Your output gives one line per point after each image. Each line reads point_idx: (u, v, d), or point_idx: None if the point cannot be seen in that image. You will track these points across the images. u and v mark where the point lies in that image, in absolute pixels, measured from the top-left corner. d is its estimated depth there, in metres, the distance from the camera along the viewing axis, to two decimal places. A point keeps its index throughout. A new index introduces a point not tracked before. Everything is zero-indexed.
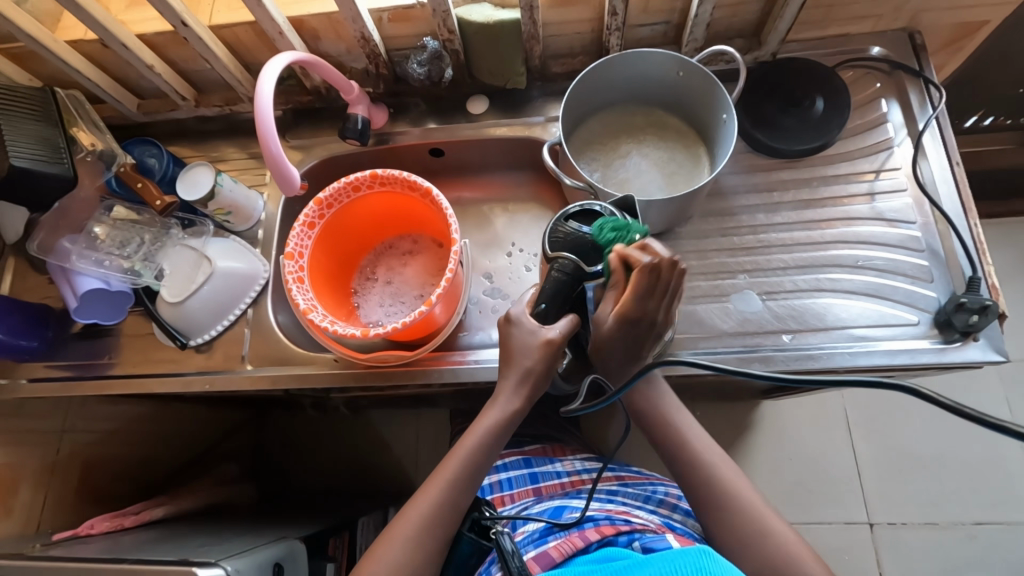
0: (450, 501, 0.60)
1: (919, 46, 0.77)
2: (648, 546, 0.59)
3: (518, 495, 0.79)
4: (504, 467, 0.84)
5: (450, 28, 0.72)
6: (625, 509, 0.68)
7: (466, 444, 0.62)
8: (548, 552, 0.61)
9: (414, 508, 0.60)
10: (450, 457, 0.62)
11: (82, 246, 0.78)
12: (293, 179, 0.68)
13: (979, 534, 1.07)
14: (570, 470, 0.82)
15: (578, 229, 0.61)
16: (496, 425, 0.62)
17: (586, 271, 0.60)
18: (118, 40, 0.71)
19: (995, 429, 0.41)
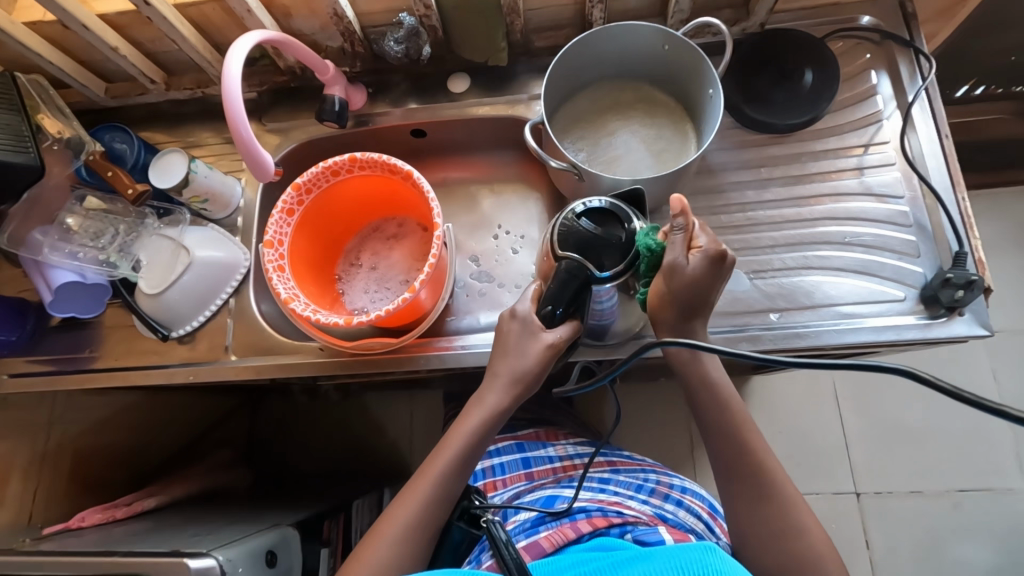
0: (436, 505, 0.60)
1: (910, 14, 0.75)
2: (641, 539, 0.59)
3: (510, 481, 0.80)
4: (497, 453, 0.84)
5: (426, 3, 0.69)
6: (618, 499, 0.69)
7: (449, 444, 0.62)
8: (539, 542, 0.62)
9: (399, 510, 0.59)
10: (437, 459, 0.62)
11: (55, 238, 0.76)
12: (268, 165, 0.66)
13: (963, 500, 1.09)
14: (561, 454, 0.83)
15: (584, 225, 0.56)
16: (483, 429, 0.62)
17: (593, 273, 0.55)
18: (78, 20, 0.68)
19: (994, 413, 0.40)
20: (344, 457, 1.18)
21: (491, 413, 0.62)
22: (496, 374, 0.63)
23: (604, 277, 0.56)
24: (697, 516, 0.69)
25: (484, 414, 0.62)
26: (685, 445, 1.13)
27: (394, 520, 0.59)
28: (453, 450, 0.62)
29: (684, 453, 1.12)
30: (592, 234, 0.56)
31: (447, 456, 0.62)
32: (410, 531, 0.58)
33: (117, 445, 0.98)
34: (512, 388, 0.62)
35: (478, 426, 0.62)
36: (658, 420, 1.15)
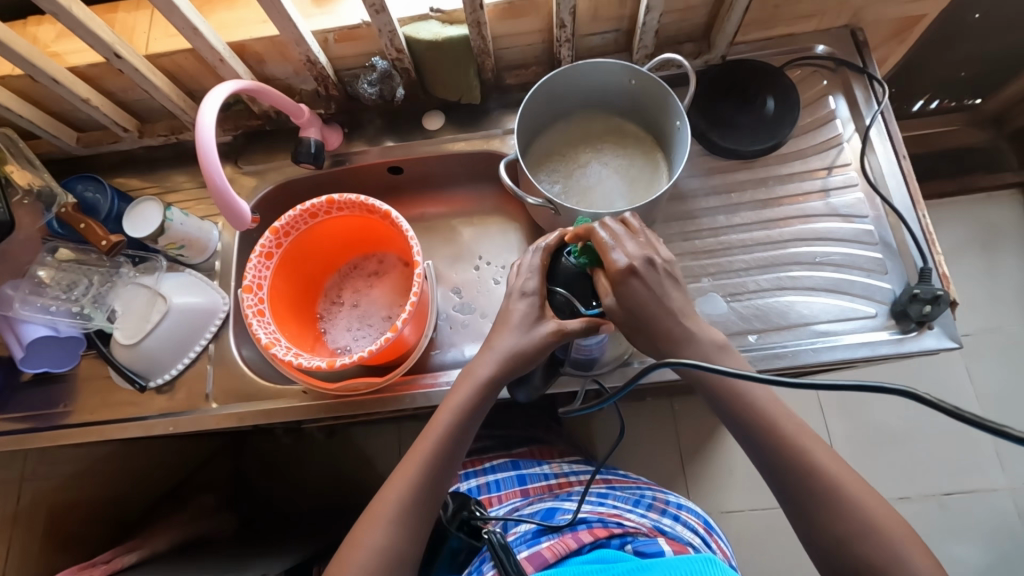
0: (403, 528, 0.55)
1: (861, 42, 0.79)
2: (641, 550, 0.60)
3: (506, 497, 0.79)
4: (494, 469, 0.84)
5: (398, 47, 0.71)
6: (617, 511, 0.69)
7: (427, 438, 0.57)
8: (542, 552, 0.62)
9: (363, 537, 0.54)
10: (409, 466, 0.57)
11: (26, 292, 0.74)
12: (244, 213, 0.66)
13: (949, 504, 1.11)
14: (557, 471, 0.82)
15: (569, 262, 0.57)
16: (448, 440, 0.57)
17: (579, 312, 0.57)
18: (48, 75, 0.67)
19: (995, 433, 0.40)
20: (332, 494, 1.15)
21: (457, 423, 0.57)
22: (462, 380, 0.59)
23: (592, 313, 0.57)
24: (694, 530, 0.69)
25: (448, 423, 0.57)
26: (676, 463, 1.14)
27: (359, 547, 0.54)
28: (417, 465, 0.57)
29: (675, 471, 1.13)
30: (580, 271, 0.57)
31: (411, 473, 0.56)
32: (378, 557, 0.53)
33: None
34: (483, 382, 0.57)
35: (443, 437, 0.57)
36: (648, 439, 1.15)
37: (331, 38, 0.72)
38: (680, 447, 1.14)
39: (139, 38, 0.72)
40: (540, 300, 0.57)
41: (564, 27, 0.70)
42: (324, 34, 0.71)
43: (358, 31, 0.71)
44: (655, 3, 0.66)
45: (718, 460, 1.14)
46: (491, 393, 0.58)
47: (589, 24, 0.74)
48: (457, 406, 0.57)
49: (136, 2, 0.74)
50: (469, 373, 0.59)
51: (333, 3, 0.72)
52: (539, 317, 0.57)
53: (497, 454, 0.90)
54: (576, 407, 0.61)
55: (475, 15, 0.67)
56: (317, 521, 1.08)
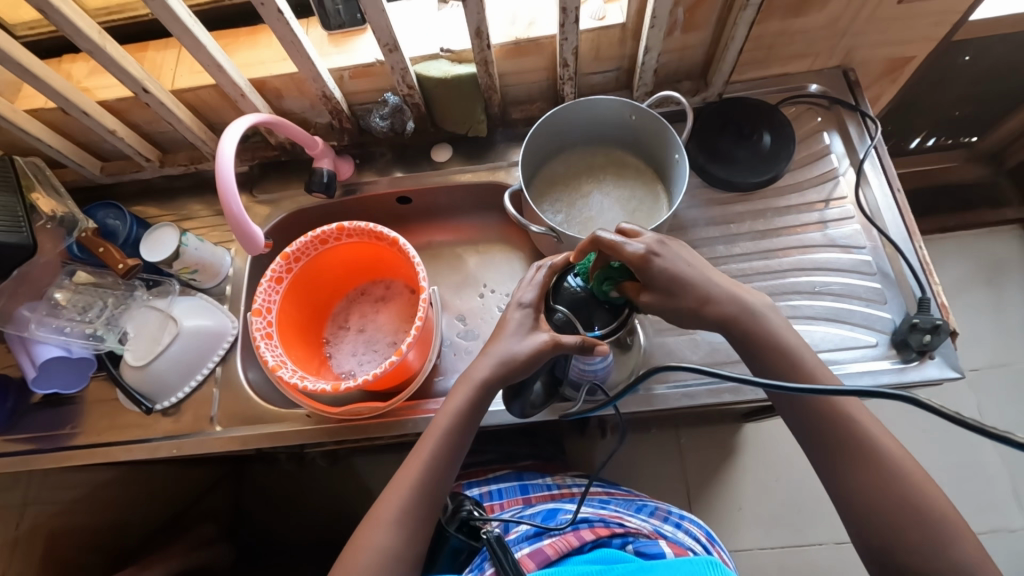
0: (405, 531, 0.56)
1: (853, 82, 0.82)
2: (642, 550, 0.61)
3: (508, 504, 0.77)
4: (497, 480, 0.83)
5: (409, 83, 0.75)
6: (619, 514, 0.69)
7: (427, 443, 0.59)
8: (543, 549, 0.61)
9: (366, 540, 0.56)
10: (410, 469, 0.58)
11: (43, 313, 0.76)
12: (258, 238, 0.68)
13: None
14: (560, 482, 0.81)
15: (573, 285, 0.59)
16: (446, 443, 0.58)
17: (580, 331, 0.58)
18: (79, 108, 0.71)
19: (997, 438, 0.42)
20: (332, 524, 1.14)
21: (455, 426, 0.59)
22: (459, 385, 0.59)
23: (595, 335, 0.58)
24: (696, 537, 0.68)
25: (446, 427, 0.59)
26: (681, 497, 1.11)
27: (363, 548, 0.55)
28: (418, 468, 0.58)
29: (681, 505, 1.10)
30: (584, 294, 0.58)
31: (411, 476, 0.58)
32: (381, 560, 0.55)
33: None
34: (478, 389, 0.58)
35: (442, 440, 0.59)
36: (653, 472, 1.14)
37: (347, 75, 0.76)
38: (686, 480, 1.13)
39: (166, 74, 0.76)
40: (536, 312, 0.59)
41: (567, 66, 0.73)
42: (340, 71, 0.75)
43: (372, 69, 0.75)
44: (653, 43, 0.70)
45: (724, 494, 1.12)
46: (486, 396, 0.58)
47: (591, 64, 0.78)
48: (454, 411, 0.58)
49: (164, 41, 0.79)
50: (468, 377, 0.59)
51: (349, 42, 0.76)
52: (533, 327, 0.58)
53: (502, 466, 0.91)
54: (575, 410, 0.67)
55: (483, 55, 0.71)
56: (316, 553, 1.06)
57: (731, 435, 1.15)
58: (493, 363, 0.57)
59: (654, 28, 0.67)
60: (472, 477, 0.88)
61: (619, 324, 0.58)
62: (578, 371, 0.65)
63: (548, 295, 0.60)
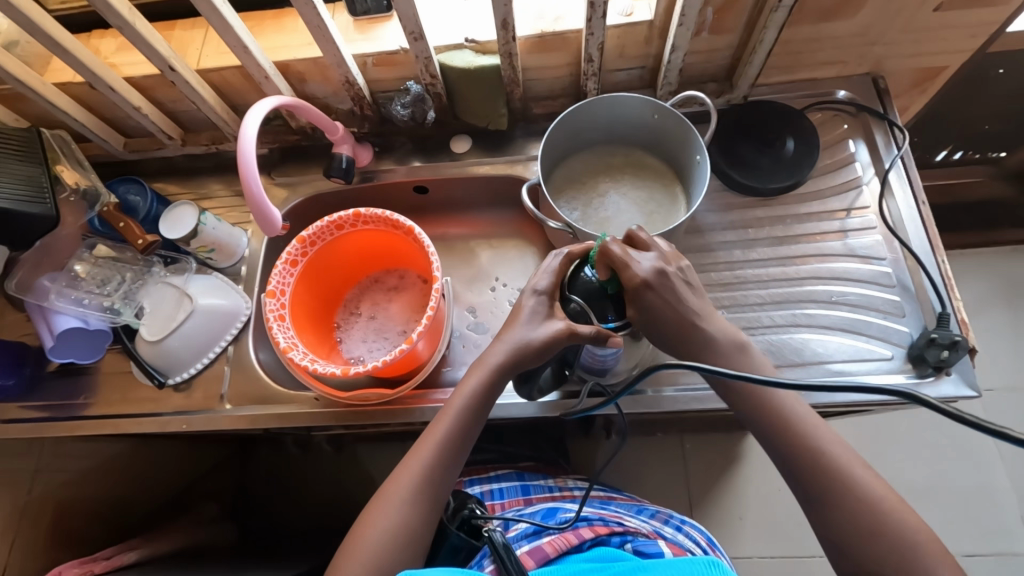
0: (416, 509, 0.56)
1: (883, 90, 0.80)
2: (640, 549, 0.61)
3: (509, 504, 0.77)
4: (497, 479, 0.83)
5: (432, 73, 0.74)
6: (618, 514, 0.70)
7: (442, 423, 0.59)
8: (543, 547, 0.61)
9: (377, 516, 0.56)
10: (422, 446, 0.59)
11: (63, 285, 0.77)
12: (275, 221, 0.69)
13: (971, 566, 1.06)
14: (561, 484, 0.82)
15: (589, 276, 0.59)
16: (460, 424, 0.59)
17: (593, 322, 0.58)
18: (106, 83, 0.72)
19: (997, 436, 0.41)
20: (333, 509, 1.15)
21: (469, 407, 0.59)
22: (475, 367, 0.60)
23: (609, 327, 0.58)
24: (697, 540, 0.68)
25: (461, 408, 0.59)
26: (683, 503, 1.11)
27: (373, 524, 0.56)
28: (430, 447, 0.58)
29: (683, 511, 1.10)
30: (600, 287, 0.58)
31: (423, 454, 0.58)
32: (392, 536, 0.55)
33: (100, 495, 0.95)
34: (494, 373, 0.58)
35: (455, 421, 0.59)
36: (655, 475, 1.13)
37: (370, 62, 0.76)
38: (688, 486, 1.12)
39: (192, 53, 0.77)
40: (550, 300, 0.59)
41: (591, 62, 0.73)
42: (364, 58, 0.75)
43: (396, 57, 0.75)
44: (680, 42, 0.69)
45: (727, 502, 1.11)
46: (500, 380, 0.59)
47: (615, 61, 0.78)
48: (469, 393, 0.59)
49: (192, 20, 0.79)
50: (483, 360, 0.60)
51: (374, 29, 0.76)
52: (548, 314, 0.58)
53: (502, 466, 0.91)
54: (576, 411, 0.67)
55: (508, 47, 0.70)
56: (317, 536, 1.07)
57: (737, 442, 1.14)
58: (507, 348, 0.58)
59: (682, 27, 0.66)
60: (474, 475, 0.88)
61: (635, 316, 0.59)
62: (590, 357, 0.65)
63: (563, 283, 0.60)
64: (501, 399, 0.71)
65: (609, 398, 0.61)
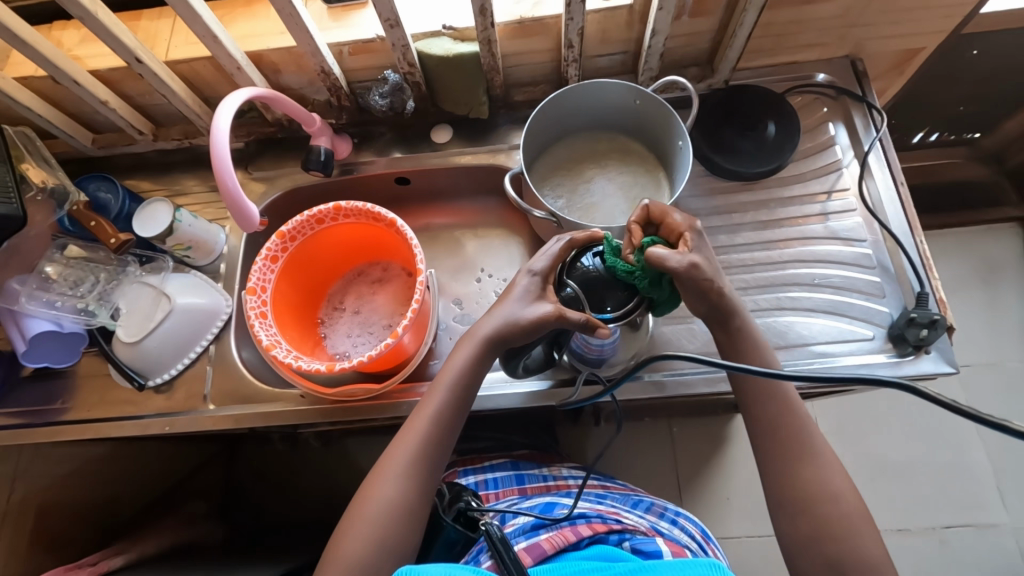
0: (412, 484, 0.57)
1: (861, 72, 0.81)
2: (638, 548, 0.61)
3: (503, 494, 0.77)
4: (492, 468, 0.83)
5: (410, 61, 0.73)
6: (615, 509, 0.70)
7: (433, 398, 0.60)
8: (540, 543, 0.62)
9: (374, 493, 0.56)
10: (415, 421, 0.59)
11: (33, 287, 0.75)
12: (253, 216, 0.67)
13: (950, 537, 1.10)
14: (555, 474, 0.82)
15: (587, 265, 0.58)
16: (453, 398, 0.60)
17: (586, 310, 0.57)
18: (70, 77, 0.70)
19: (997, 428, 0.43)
20: (324, 506, 1.14)
21: (460, 381, 0.60)
22: (464, 341, 0.61)
23: (603, 317, 0.56)
24: (691, 535, 0.69)
25: (451, 383, 0.60)
26: (673, 486, 1.12)
27: (370, 501, 0.56)
28: (423, 422, 0.59)
29: (672, 494, 1.11)
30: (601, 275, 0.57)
31: (417, 429, 0.59)
32: (389, 511, 0.56)
33: None
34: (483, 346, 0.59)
35: (448, 395, 0.60)
36: (644, 459, 1.15)
37: (346, 51, 0.74)
38: (678, 470, 1.13)
39: (160, 44, 0.74)
40: (543, 281, 0.59)
41: (572, 48, 0.72)
42: (339, 46, 0.73)
43: (372, 45, 0.74)
44: (661, 27, 0.68)
45: (715, 484, 1.12)
46: (488, 356, 0.60)
47: (596, 46, 0.77)
48: (459, 367, 0.59)
49: (159, 10, 0.76)
50: (472, 335, 0.60)
51: (349, 17, 0.74)
52: (539, 295, 0.58)
53: (499, 454, 0.91)
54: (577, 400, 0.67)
55: (487, 33, 0.69)
56: (309, 533, 1.06)
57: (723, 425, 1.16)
58: (495, 325, 0.59)
59: (662, 11, 0.66)
60: (468, 465, 0.87)
61: (630, 310, 0.56)
62: (584, 343, 0.65)
63: (560, 270, 0.59)
64: (489, 391, 0.71)
65: (609, 389, 0.62)
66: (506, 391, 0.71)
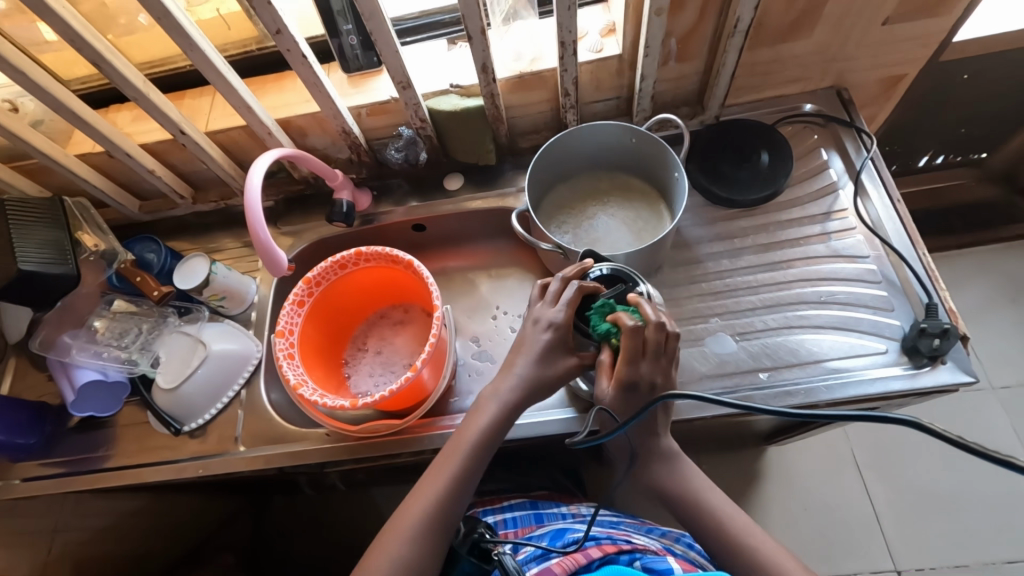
0: (423, 545, 0.57)
1: (847, 100, 0.84)
2: (649, 565, 0.60)
3: (523, 531, 0.76)
4: (511, 508, 0.82)
5: (421, 117, 0.80)
6: (628, 533, 0.70)
7: (452, 459, 0.61)
8: (551, 567, 0.60)
9: (385, 550, 0.57)
10: (435, 476, 0.61)
11: (83, 340, 0.82)
12: (281, 262, 0.73)
13: (1014, 574, 1.03)
14: (575, 511, 0.80)
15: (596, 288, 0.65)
16: (474, 455, 0.61)
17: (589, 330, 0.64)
18: (123, 149, 0.78)
19: (1002, 464, 0.40)
20: (351, 558, 1.14)
21: (480, 442, 0.62)
22: (486, 400, 0.64)
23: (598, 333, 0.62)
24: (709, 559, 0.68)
25: (471, 443, 0.61)
26: None
27: (382, 559, 0.56)
28: (444, 479, 0.60)
29: None
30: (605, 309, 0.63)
31: (434, 485, 0.60)
32: (399, 572, 0.56)
33: (119, 554, 0.95)
34: (505, 411, 0.62)
35: (469, 454, 0.61)
36: None
37: (364, 112, 0.82)
38: None
39: (202, 118, 0.83)
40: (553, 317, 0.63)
41: (569, 96, 0.78)
42: (359, 109, 0.81)
43: (388, 106, 0.82)
44: (649, 72, 0.74)
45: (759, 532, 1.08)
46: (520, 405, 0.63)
47: (593, 93, 0.83)
48: (483, 425, 0.62)
49: (200, 89, 0.86)
50: (490, 395, 0.64)
51: (367, 83, 0.82)
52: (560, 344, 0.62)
53: (516, 496, 0.89)
54: (584, 438, 0.62)
55: (490, 88, 0.76)
56: None
57: (755, 462, 1.16)
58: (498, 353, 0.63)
59: (649, 57, 0.72)
60: (489, 504, 0.87)
61: None
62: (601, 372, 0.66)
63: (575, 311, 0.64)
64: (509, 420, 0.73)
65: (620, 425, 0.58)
66: (525, 421, 0.72)
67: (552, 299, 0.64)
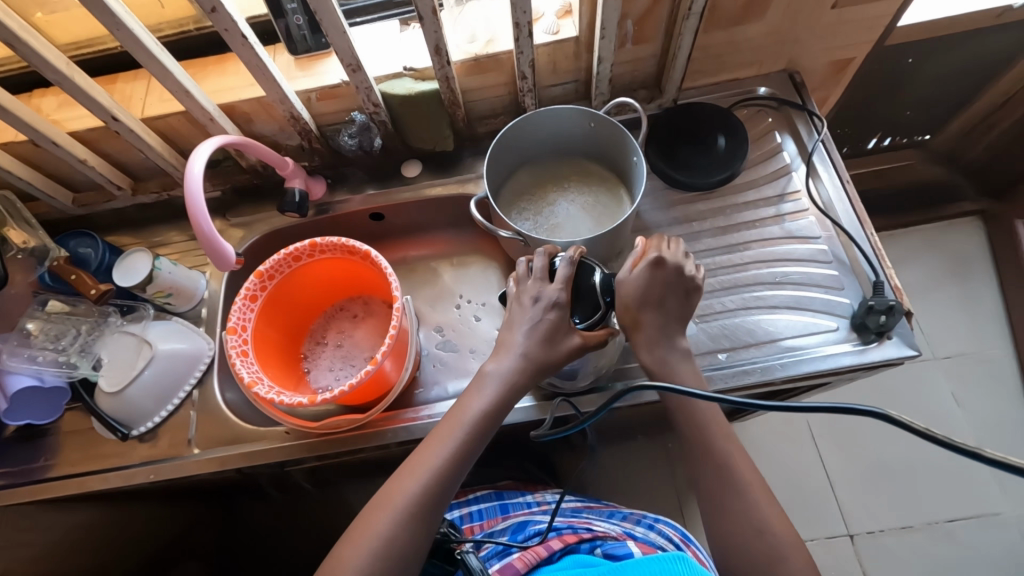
0: (413, 522, 0.55)
1: (799, 83, 0.86)
2: (609, 552, 0.61)
3: (488, 524, 0.77)
4: (477, 500, 0.82)
5: (375, 101, 0.77)
6: (589, 520, 0.71)
7: (451, 433, 0.58)
8: (513, 562, 0.62)
9: (372, 525, 0.55)
10: (432, 448, 0.58)
11: (14, 344, 0.76)
12: (229, 255, 0.69)
13: (955, 531, 1.10)
14: (539, 499, 0.80)
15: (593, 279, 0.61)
16: (477, 431, 0.58)
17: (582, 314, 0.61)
18: (49, 138, 0.72)
19: (970, 456, 0.43)
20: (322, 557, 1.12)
21: (483, 416, 0.58)
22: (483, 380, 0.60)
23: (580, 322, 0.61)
24: (669, 536, 0.68)
25: (474, 419, 0.58)
26: (674, 501, 1.11)
27: (366, 533, 0.54)
28: (441, 455, 0.57)
29: (672, 510, 1.10)
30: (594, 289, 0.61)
31: (432, 457, 0.57)
32: (383, 549, 0.53)
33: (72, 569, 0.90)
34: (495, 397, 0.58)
35: (470, 428, 0.58)
36: (640, 477, 1.14)
37: (314, 97, 0.79)
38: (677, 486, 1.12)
39: (136, 103, 0.78)
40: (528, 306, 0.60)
41: (525, 79, 0.77)
42: (308, 93, 0.78)
43: (339, 90, 0.78)
44: (606, 54, 0.74)
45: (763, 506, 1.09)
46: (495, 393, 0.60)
47: (550, 76, 0.82)
48: (486, 401, 0.58)
49: (133, 72, 0.80)
50: (490, 372, 0.59)
51: (315, 66, 0.79)
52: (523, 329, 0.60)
53: (481, 487, 0.91)
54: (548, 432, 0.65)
55: (444, 71, 0.74)
56: None
57: None
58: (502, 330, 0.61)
59: (605, 39, 0.71)
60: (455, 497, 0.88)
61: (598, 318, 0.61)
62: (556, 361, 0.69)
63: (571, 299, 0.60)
64: None
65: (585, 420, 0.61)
66: None
67: (543, 276, 0.61)
